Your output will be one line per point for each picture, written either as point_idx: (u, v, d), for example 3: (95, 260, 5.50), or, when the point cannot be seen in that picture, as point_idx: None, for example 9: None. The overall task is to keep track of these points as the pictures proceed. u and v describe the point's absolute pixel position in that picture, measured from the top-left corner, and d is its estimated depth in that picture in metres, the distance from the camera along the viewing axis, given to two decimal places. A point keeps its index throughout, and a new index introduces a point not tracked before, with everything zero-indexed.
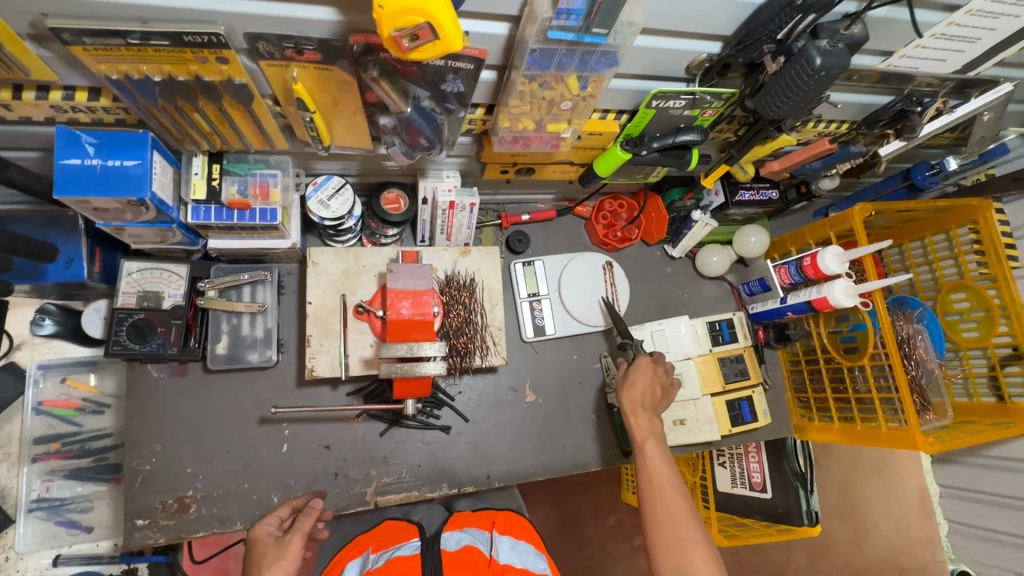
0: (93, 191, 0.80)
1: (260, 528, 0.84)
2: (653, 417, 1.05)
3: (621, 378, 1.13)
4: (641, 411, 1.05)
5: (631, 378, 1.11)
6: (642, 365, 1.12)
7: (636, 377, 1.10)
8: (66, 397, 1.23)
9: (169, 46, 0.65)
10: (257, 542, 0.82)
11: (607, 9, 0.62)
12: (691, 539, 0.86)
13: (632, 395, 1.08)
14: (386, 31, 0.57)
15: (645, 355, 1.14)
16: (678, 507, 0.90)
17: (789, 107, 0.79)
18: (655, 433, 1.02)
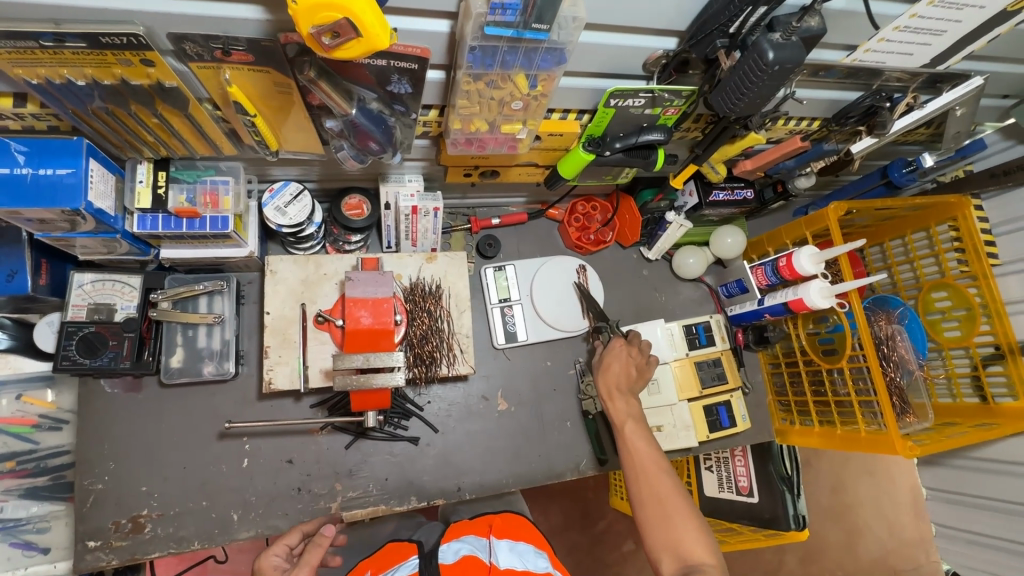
0: (24, 201, 0.76)
1: (266, 559, 0.88)
2: (630, 399, 1.10)
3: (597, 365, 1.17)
4: (618, 395, 1.10)
5: (606, 365, 1.15)
6: (616, 350, 1.16)
7: (610, 364, 1.14)
8: (21, 414, 1.18)
9: (87, 48, 0.62)
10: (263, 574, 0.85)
11: (545, 3, 0.59)
12: (677, 514, 0.90)
13: (608, 380, 1.12)
14: (305, 29, 0.54)
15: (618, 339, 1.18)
16: (663, 483, 0.94)
17: (744, 104, 0.76)
18: (632, 415, 1.07)
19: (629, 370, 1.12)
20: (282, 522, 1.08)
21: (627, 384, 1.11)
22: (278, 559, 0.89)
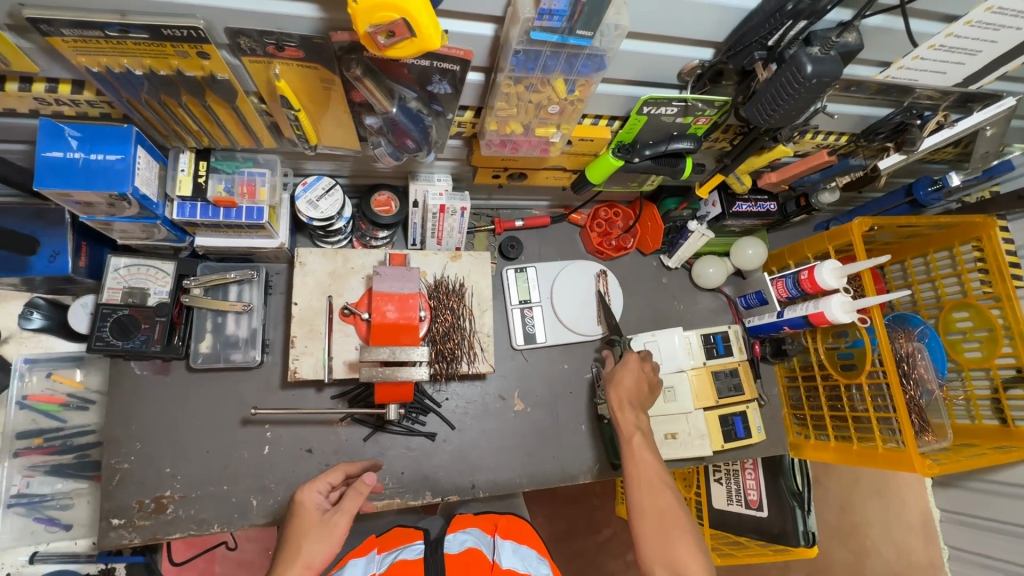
0: (75, 184, 0.79)
1: (308, 495, 0.85)
2: (640, 413, 1.09)
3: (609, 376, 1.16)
4: (628, 408, 1.09)
5: (617, 377, 1.14)
6: (629, 363, 1.15)
7: (621, 376, 1.13)
8: (51, 392, 1.23)
9: (148, 39, 0.65)
10: (303, 510, 0.83)
11: (591, 9, 0.60)
12: (678, 531, 0.90)
13: (619, 392, 1.11)
14: (362, 27, 0.56)
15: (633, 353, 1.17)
16: (666, 499, 0.94)
17: (779, 116, 0.77)
18: (641, 429, 1.06)
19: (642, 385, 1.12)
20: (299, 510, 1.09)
21: (636, 397, 1.11)
22: (319, 496, 0.86)
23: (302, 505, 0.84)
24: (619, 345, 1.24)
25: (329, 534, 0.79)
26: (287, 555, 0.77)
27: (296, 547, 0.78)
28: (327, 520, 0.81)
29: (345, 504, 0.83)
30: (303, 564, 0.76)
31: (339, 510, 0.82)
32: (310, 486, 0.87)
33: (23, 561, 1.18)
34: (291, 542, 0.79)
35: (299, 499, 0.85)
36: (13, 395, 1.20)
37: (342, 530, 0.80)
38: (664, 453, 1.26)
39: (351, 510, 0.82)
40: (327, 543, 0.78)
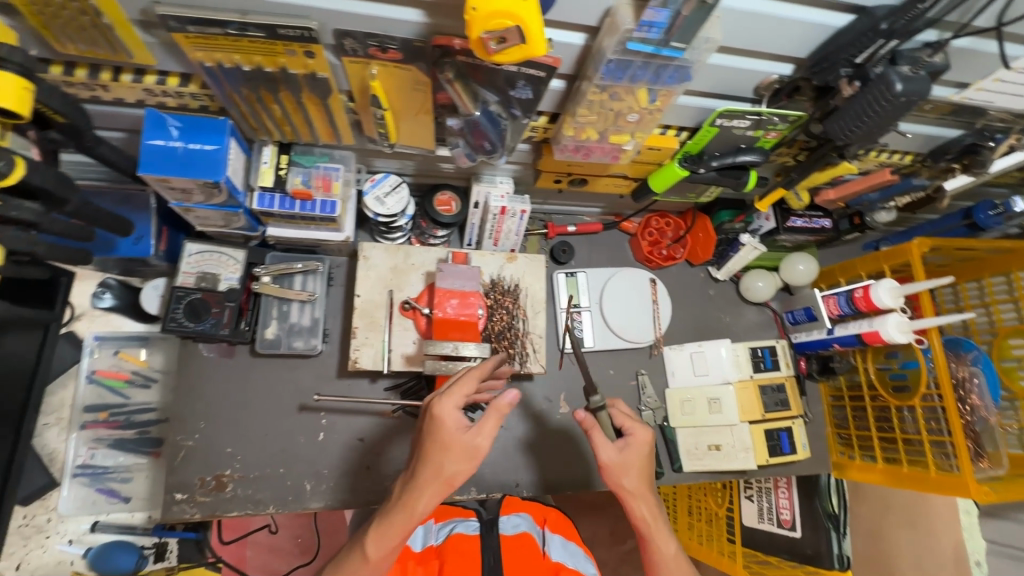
0: (175, 171, 0.84)
1: (445, 411, 0.78)
2: (652, 495, 0.92)
3: (611, 463, 0.89)
4: (646, 497, 0.91)
5: (630, 464, 0.89)
6: (636, 441, 0.90)
7: (633, 465, 0.89)
8: (117, 369, 1.28)
9: (263, 38, 0.69)
10: (441, 426, 0.78)
11: (689, 24, 0.63)
12: None
13: (634, 481, 0.90)
14: (476, 33, 0.59)
15: (639, 428, 0.91)
16: None
17: (861, 132, 0.79)
18: (658, 514, 0.92)
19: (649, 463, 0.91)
20: (349, 497, 1.12)
21: (649, 477, 0.92)
22: (457, 410, 0.79)
23: (440, 421, 0.78)
24: (605, 411, 0.91)
25: (470, 458, 0.78)
26: (429, 468, 0.79)
27: (437, 464, 0.78)
28: (468, 441, 0.78)
29: (485, 429, 0.79)
30: (445, 481, 0.79)
31: (479, 433, 0.78)
32: (446, 399, 0.78)
33: (83, 530, 1.23)
34: (431, 455, 0.78)
35: (436, 413, 0.78)
36: (84, 369, 1.27)
37: (484, 452, 0.79)
38: (706, 464, 1.26)
39: (492, 437, 0.79)
40: (467, 465, 0.78)
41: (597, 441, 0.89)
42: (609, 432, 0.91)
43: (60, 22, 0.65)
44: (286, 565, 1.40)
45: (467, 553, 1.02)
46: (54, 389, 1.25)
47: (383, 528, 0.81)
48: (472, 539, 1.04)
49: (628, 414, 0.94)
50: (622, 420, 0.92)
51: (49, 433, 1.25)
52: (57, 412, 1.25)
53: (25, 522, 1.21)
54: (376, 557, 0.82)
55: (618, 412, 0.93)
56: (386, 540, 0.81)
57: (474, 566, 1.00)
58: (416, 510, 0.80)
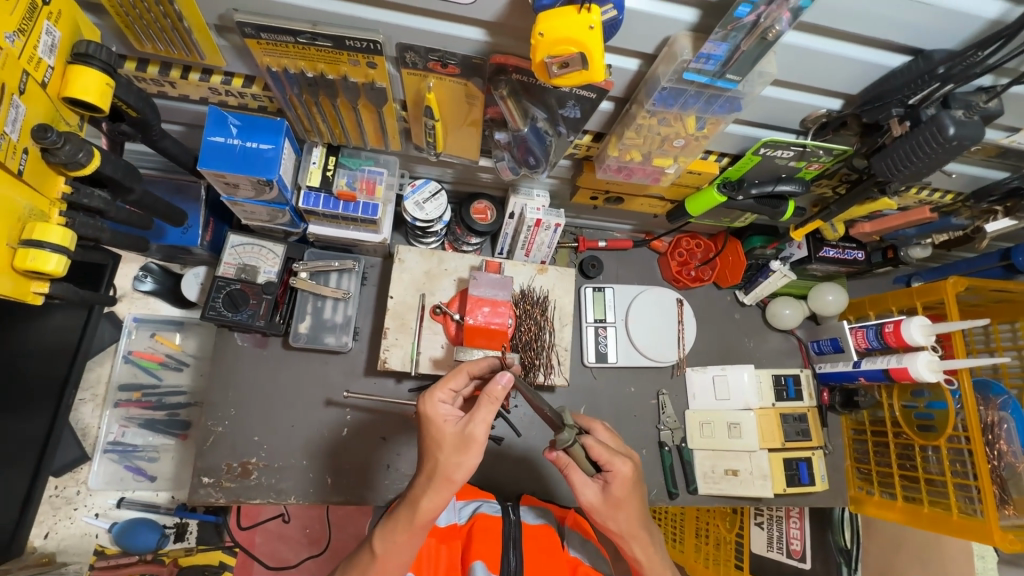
0: (231, 168, 0.87)
1: (434, 406, 0.78)
2: (646, 538, 0.82)
3: (596, 506, 0.80)
4: (637, 541, 0.82)
5: (619, 505, 0.79)
6: (620, 480, 0.79)
7: (622, 506, 0.80)
8: (152, 351, 1.33)
9: (329, 47, 0.72)
10: (433, 422, 0.77)
11: (747, 58, 0.64)
12: None
13: (622, 525, 0.81)
14: (539, 57, 0.61)
15: (621, 466, 0.79)
16: None
17: (909, 172, 0.78)
18: (654, 555, 0.83)
19: (636, 502, 0.81)
20: (368, 493, 1.14)
21: (642, 513, 0.82)
22: (444, 405, 0.78)
23: (431, 416, 0.77)
24: (578, 445, 0.80)
25: (464, 447, 0.74)
26: (428, 466, 0.75)
27: (433, 458, 0.75)
28: (459, 431, 0.74)
29: (477, 416, 0.74)
30: (444, 478, 0.74)
31: (473, 420, 0.74)
32: (431, 395, 0.79)
33: (110, 504, 1.28)
34: (428, 452, 0.76)
35: (424, 409, 0.78)
36: (121, 349, 1.31)
37: (478, 441, 0.74)
38: (723, 488, 1.26)
39: (486, 423, 0.74)
40: (465, 458, 0.73)
41: (576, 482, 0.81)
42: (587, 468, 0.81)
43: (143, 22, 0.69)
44: (296, 556, 1.37)
45: (491, 532, 0.93)
46: (92, 365, 1.31)
47: (389, 527, 0.77)
48: (496, 519, 0.95)
49: (607, 446, 0.81)
50: (600, 454, 0.80)
51: (84, 408, 1.30)
52: (93, 388, 1.31)
53: (56, 492, 1.26)
54: (384, 552, 0.77)
55: (593, 445, 0.80)
56: (395, 537, 0.77)
57: (495, 546, 0.91)
58: (419, 508, 0.75)
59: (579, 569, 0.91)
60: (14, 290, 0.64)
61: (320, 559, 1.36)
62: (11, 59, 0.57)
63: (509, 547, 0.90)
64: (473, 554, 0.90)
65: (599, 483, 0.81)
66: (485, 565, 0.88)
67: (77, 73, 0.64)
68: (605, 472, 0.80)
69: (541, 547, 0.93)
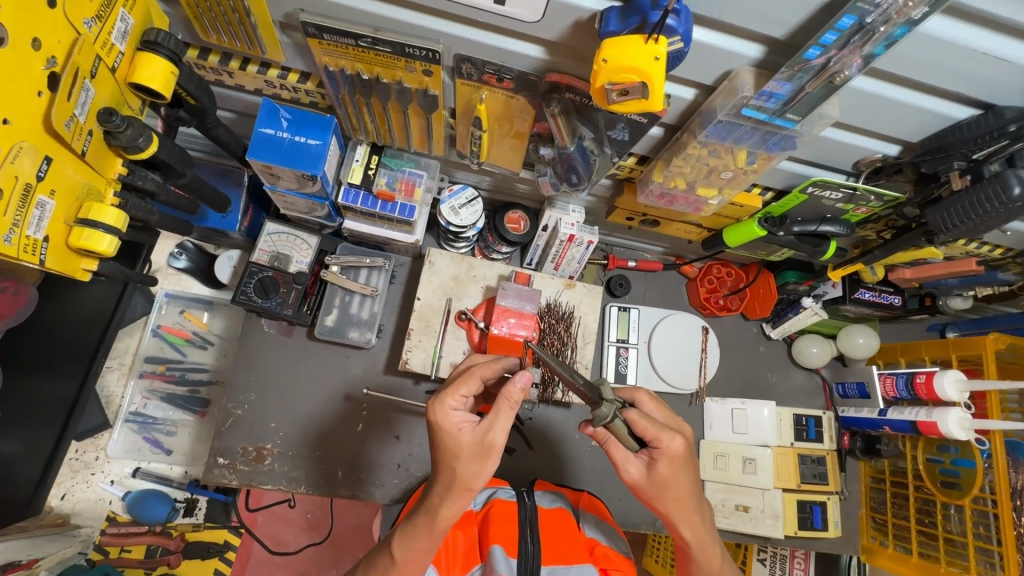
0: (278, 160, 0.88)
1: (447, 416, 0.74)
2: (695, 516, 0.79)
3: (642, 482, 0.76)
4: (685, 517, 0.78)
5: (666, 484, 0.74)
6: (671, 459, 0.74)
7: (670, 484, 0.75)
8: (180, 327, 1.36)
9: (389, 52, 0.72)
10: (448, 432, 0.73)
11: (810, 100, 0.63)
12: None
13: (670, 502, 0.77)
14: (599, 82, 0.60)
15: (669, 443, 0.73)
16: None
17: (965, 229, 0.77)
18: (702, 531, 0.80)
19: (686, 479, 0.75)
20: (376, 490, 1.14)
21: (693, 490, 0.77)
22: (456, 413, 0.74)
23: (445, 427, 0.73)
24: (620, 420, 0.74)
25: (483, 455, 0.71)
26: (445, 474, 0.73)
27: (450, 469, 0.73)
28: (477, 438, 0.71)
29: (496, 422, 0.71)
30: (463, 485, 0.73)
31: (492, 428, 0.72)
32: (438, 406, 0.74)
33: (125, 473, 1.31)
34: (443, 463, 0.73)
35: (433, 420, 0.74)
36: (151, 322, 1.35)
37: (498, 446, 0.71)
38: (732, 523, 1.23)
39: (506, 428, 0.71)
40: (485, 465, 0.71)
41: (618, 458, 0.76)
42: (631, 443, 0.76)
43: (212, 15, 0.71)
44: (296, 541, 1.37)
45: (507, 516, 0.90)
46: (122, 336, 1.35)
47: (409, 533, 0.77)
48: (512, 504, 0.93)
49: (653, 420, 0.74)
50: (646, 429, 0.74)
51: (110, 377, 1.33)
52: (120, 357, 1.34)
53: (76, 456, 1.30)
54: (403, 558, 0.77)
55: (638, 419, 0.74)
56: (415, 544, 0.76)
57: (512, 529, 0.87)
58: (439, 515, 0.75)
59: (597, 549, 0.88)
60: (65, 266, 0.65)
61: (320, 546, 1.38)
62: (87, 45, 0.59)
63: (526, 532, 0.86)
64: (491, 538, 0.86)
65: (644, 459, 0.76)
66: (504, 548, 0.84)
67: (145, 60, 0.66)
68: (652, 450, 0.75)
69: (557, 530, 0.89)
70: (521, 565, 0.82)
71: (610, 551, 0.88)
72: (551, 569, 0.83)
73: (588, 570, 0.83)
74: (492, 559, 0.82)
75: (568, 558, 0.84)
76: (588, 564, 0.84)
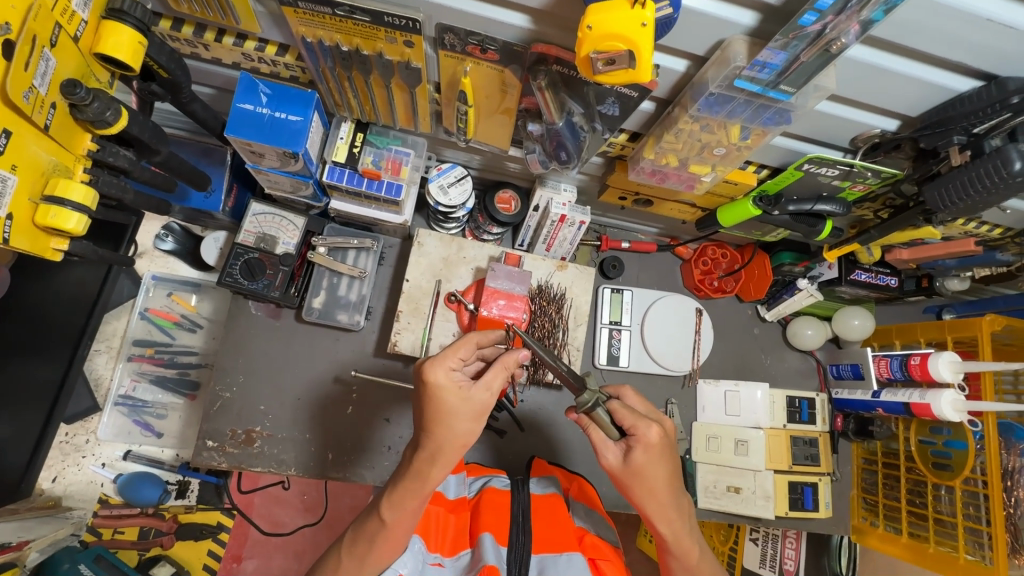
0: (257, 136, 0.85)
1: (445, 374, 0.74)
2: (672, 511, 0.80)
3: (618, 469, 0.79)
4: (661, 511, 0.79)
5: (640, 472, 0.77)
6: (649, 447, 0.77)
7: (646, 474, 0.77)
8: (168, 310, 1.35)
9: (368, 22, 0.70)
10: (445, 392, 0.73)
11: (805, 69, 0.61)
12: None
13: (644, 494, 0.78)
14: (585, 51, 0.58)
15: (646, 432, 0.77)
16: None
17: (963, 206, 0.74)
18: (679, 528, 0.80)
19: (662, 471, 0.77)
20: (366, 472, 1.14)
21: (669, 485, 0.78)
22: (456, 372, 0.75)
23: (442, 386, 0.73)
24: (602, 409, 0.79)
25: (477, 415, 0.75)
26: (437, 435, 0.74)
27: (446, 427, 0.74)
28: (474, 398, 0.75)
29: (493, 383, 0.76)
30: (452, 446, 0.75)
31: (485, 391, 0.76)
32: (442, 364, 0.74)
33: (116, 456, 1.31)
34: (438, 422, 0.74)
35: (433, 378, 0.73)
36: (138, 305, 1.34)
37: (489, 409, 0.76)
38: (723, 504, 1.23)
39: (499, 390, 0.77)
40: (476, 424, 0.75)
41: (598, 442, 0.81)
42: (611, 431, 0.79)
43: None
44: (293, 522, 1.37)
45: (498, 506, 0.89)
46: (110, 319, 1.34)
47: (398, 495, 0.77)
48: (503, 494, 0.92)
49: (633, 411, 0.79)
50: (625, 417, 0.78)
51: (99, 359, 1.33)
52: (108, 340, 1.34)
53: (66, 439, 1.30)
54: (392, 520, 0.77)
55: (619, 407, 0.79)
56: (404, 506, 0.77)
57: (504, 519, 0.87)
58: (431, 476, 0.76)
59: (586, 539, 0.85)
60: (34, 245, 0.64)
61: (316, 527, 1.37)
62: (44, 11, 0.56)
63: (517, 522, 0.85)
64: (482, 526, 0.85)
65: (623, 447, 0.79)
66: (494, 537, 0.83)
67: (111, 28, 0.63)
68: (630, 438, 0.78)
69: (547, 518, 0.88)
70: (511, 555, 0.81)
71: (600, 541, 0.85)
72: (542, 557, 0.82)
73: (577, 558, 0.80)
74: (482, 546, 0.81)
75: (558, 547, 0.82)
76: (578, 552, 0.82)
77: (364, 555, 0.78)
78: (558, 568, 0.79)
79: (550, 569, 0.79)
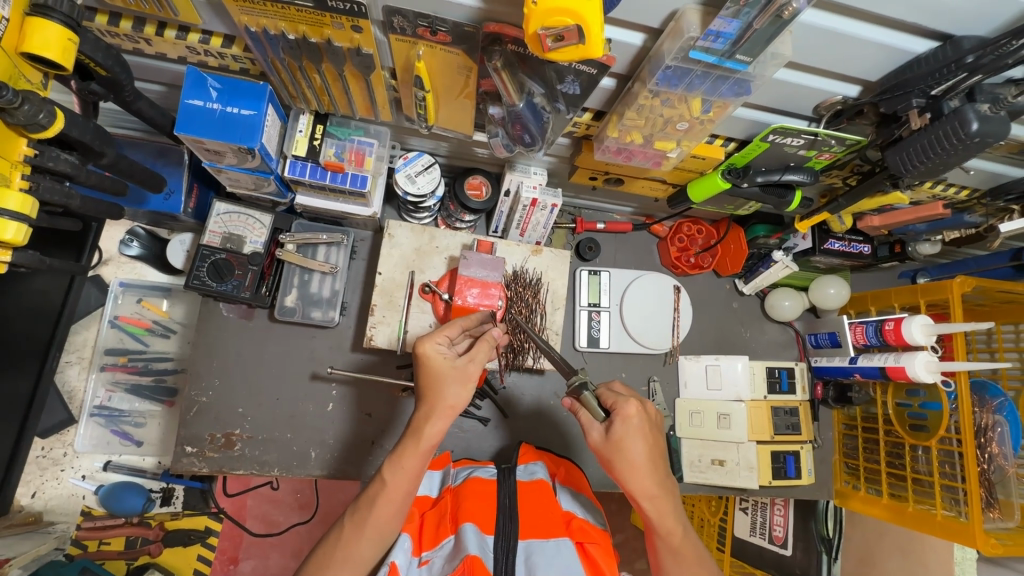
0: (210, 133, 0.82)
1: (431, 348, 0.83)
2: (656, 489, 0.80)
3: (603, 446, 0.81)
4: (644, 488, 0.80)
5: (620, 445, 0.79)
6: (628, 420, 0.80)
7: (625, 446, 0.79)
8: (139, 316, 1.32)
9: (312, 8, 0.67)
10: (433, 360, 0.82)
11: (758, 38, 0.60)
12: None
13: (627, 470, 0.79)
14: (533, 28, 0.56)
15: (627, 406, 0.80)
16: None
17: (925, 168, 0.75)
18: (657, 503, 0.81)
19: (642, 446, 0.79)
20: (350, 467, 1.13)
21: (650, 462, 0.80)
22: (442, 346, 0.84)
23: (429, 356, 0.82)
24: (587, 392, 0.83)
25: (464, 381, 0.82)
26: (431, 400, 0.81)
27: (438, 394, 0.81)
28: (460, 366, 0.82)
29: (476, 356, 0.84)
30: (446, 408, 0.81)
31: (471, 360, 0.84)
32: (431, 338, 0.84)
33: (96, 467, 1.30)
34: (430, 391, 0.82)
35: (424, 350, 0.83)
36: (107, 313, 1.32)
37: (478, 376, 0.83)
38: (707, 477, 1.25)
39: (483, 363, 0.84)
40: (465, 387, 0.82)
41: (584, 422, 0.84)
42: (595, 412, 0.81)
43: None
44: (287, 520, 1.37)
45: (484, 498, 0.89)
46: (80, 329, 1.32)
47: (397, 455, 0.81)
48: (490, 486, 0.92)
49: (616, 392, 0.84)
50: (608, 397, 0.83)
51: (71, 371, 1.31)
52: (80, 351, 1.32)
53: (43, 453, 1.28)
54: (392, 478, 0.80)
55: (604, 390, 0.85)
56: (404, 466, 0.80)
57: (490, 511, 0.86)
58: (425, 433, 0.81)
59: (574, 523, 0.85)
60: None
61: (311, 524, 1.37)
62: None
63: (502, 513, 0.86)
64: (464, 515, 0.85)
65: (606, 425, 0.81)
66: (477, 526, 0.83)
67: (36, 25, 0.60)
68: (612, 415, 0.81)
69: (534, 503, 0.88)
70: (497, 543, 0.81)
71: (587, 525, 0.84)
72: (528, 543, 0.81)
73: (565, 544, 0.80)
74: (465, 536, 0.81)
75: (544, 532, 0.82)
76: (565, 538, 0.81)
77: (366, 519, 0.79)
78: (546, 553, 0.78)
79: (537, 555, 0.78)
